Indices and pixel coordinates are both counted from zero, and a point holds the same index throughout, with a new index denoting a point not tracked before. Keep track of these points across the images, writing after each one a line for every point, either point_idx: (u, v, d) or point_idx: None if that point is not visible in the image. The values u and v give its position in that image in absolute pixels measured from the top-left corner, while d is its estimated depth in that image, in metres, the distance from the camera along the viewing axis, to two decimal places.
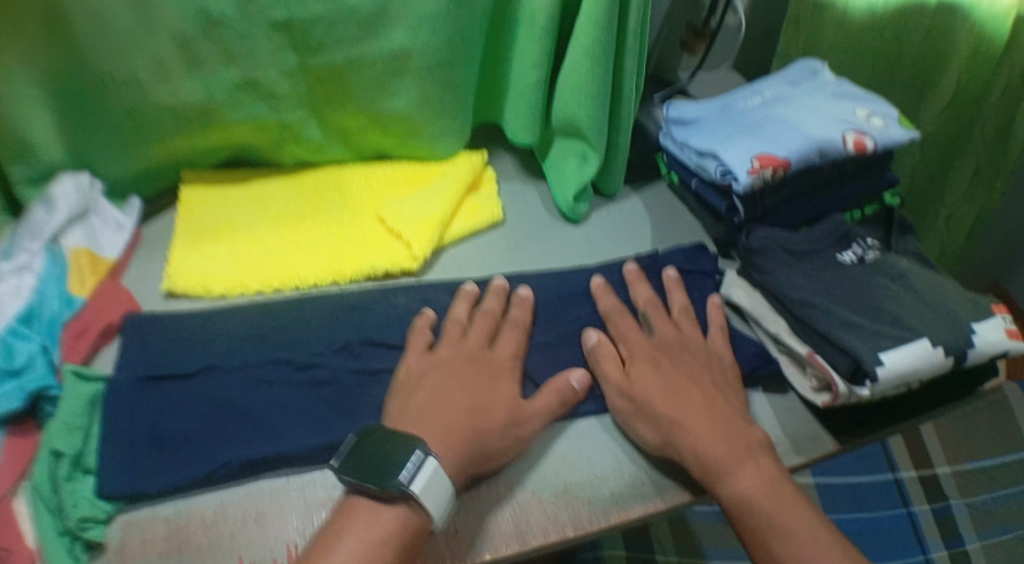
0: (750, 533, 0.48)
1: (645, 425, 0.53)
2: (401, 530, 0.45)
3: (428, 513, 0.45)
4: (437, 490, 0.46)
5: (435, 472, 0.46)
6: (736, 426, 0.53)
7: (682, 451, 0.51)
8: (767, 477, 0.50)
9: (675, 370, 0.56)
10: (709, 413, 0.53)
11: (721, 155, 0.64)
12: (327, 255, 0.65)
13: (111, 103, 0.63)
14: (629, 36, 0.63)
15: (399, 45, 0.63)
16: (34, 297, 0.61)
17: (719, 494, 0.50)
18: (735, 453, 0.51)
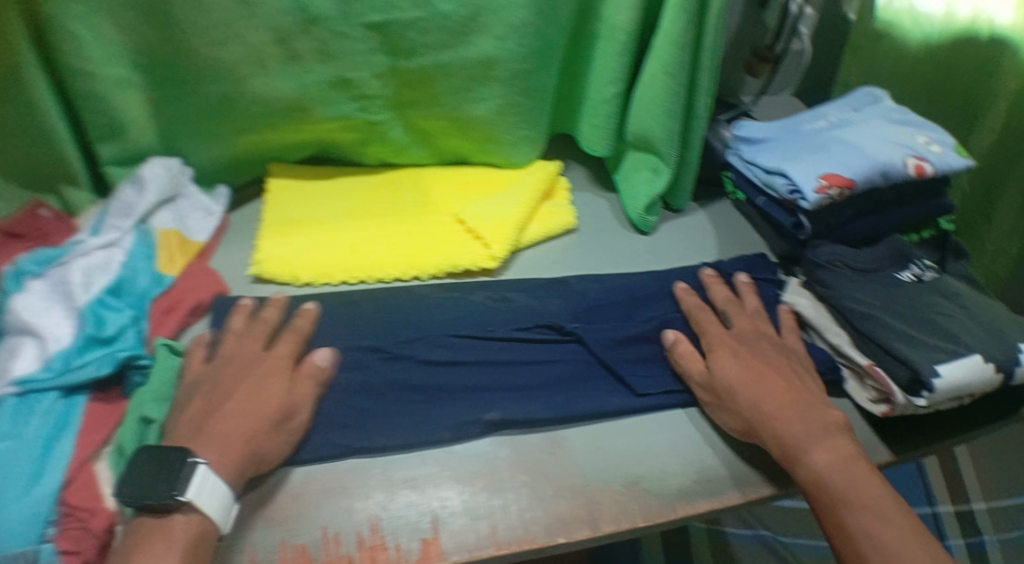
0: (825, 508, 0.51)
1: (732, 412, 0.57)
2: (184, 535, 0.47)
3: (207, 518, 0.48)
4: (211, 495, 0.49)
5: (206, 478, 0.49)
6: (814, 410, 0.55)
7: (760, 431, 0.55)
8: (842, 452, 0.52)
9: (753, 360, 0.59)
10: (789, 399, 0.56)
11: (789, 172, 0.66)
12: (409, 250, 0.69)
13: (209, 92, 0.67)
14: (704, 56, 0.67)
15: (486, 53, 0.66)
16: (123, 270, 0.66)
17: (796, 471, 0.52)
18: (809, 431, 0.53)
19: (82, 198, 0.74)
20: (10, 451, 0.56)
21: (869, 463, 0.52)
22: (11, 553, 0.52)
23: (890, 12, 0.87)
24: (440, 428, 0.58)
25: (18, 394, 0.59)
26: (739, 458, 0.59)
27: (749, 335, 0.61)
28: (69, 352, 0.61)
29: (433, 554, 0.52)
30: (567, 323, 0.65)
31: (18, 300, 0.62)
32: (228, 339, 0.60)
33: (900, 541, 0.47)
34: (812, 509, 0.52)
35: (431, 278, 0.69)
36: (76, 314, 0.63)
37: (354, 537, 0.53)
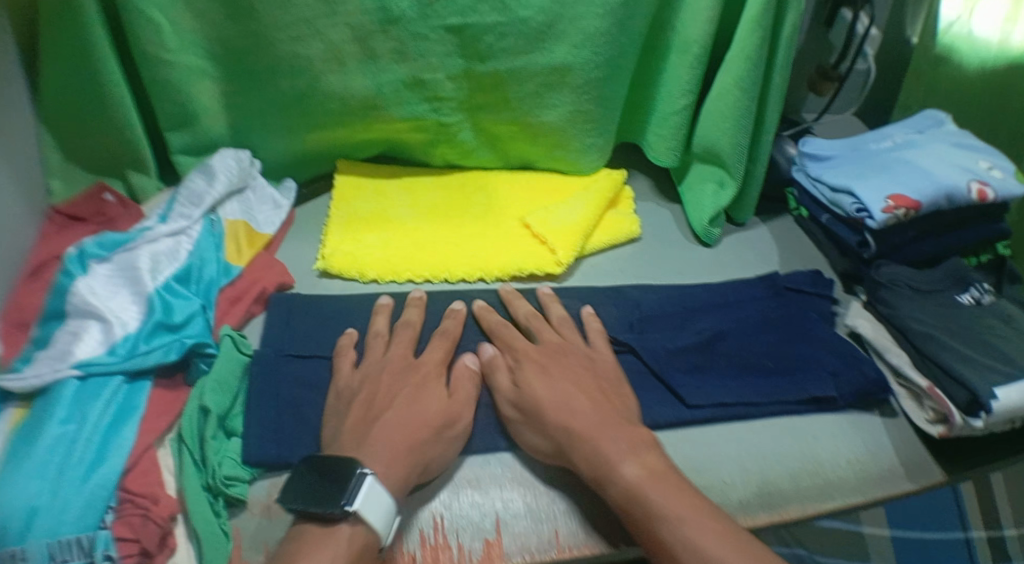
0: (636, 524, 0.51)
1: (580, 427, 0.54)
2: (348, 545, 0.48)
3: (371, 529, 0.49)
4: (378, 507, 0.49)
5: (375, 490, 0.49)
6: (622, 429, 0.55)
7: (570, 454, 0.54)
8: (650, 465, 0.52)
9: (554, 393, 0.57)
10: (593, 415, 0.55)
11: (858, 192, 0.67)
12: (475, 252, 0.69)
13: (284, 86, 0.68)
14: (776, 72, 0.68)
15: (560, 60, 0.66)
16: (193, 258, 0.66)
17: (608, 490, 0.52)
18: (620, 444, 0.53)
19: (146, 184, 0.74)
20: (72, 433, 0.56)
21: (675, 476, 0.52)
22: (69, 539, 0.51)
23: (948, 37, 0.87)
24: (499, 435, 0.59)
25: (80, 378, 0.58)
26: (800, 473, 0.59)
27: (550, 348, 0.60)
28: (135, 336, 0.61)
29: (494, 556, 0.53)
30: (618, 333, 0.64)
31: (83, 282, 0.62)
32: (299, 351, 0.62)
33: (698, 535, 0.48)
34: (632, 524, 0.51)
35: (496, 281, 0.69)
36: (142, 300, 0.63)
37: (418, 534, 0.54)
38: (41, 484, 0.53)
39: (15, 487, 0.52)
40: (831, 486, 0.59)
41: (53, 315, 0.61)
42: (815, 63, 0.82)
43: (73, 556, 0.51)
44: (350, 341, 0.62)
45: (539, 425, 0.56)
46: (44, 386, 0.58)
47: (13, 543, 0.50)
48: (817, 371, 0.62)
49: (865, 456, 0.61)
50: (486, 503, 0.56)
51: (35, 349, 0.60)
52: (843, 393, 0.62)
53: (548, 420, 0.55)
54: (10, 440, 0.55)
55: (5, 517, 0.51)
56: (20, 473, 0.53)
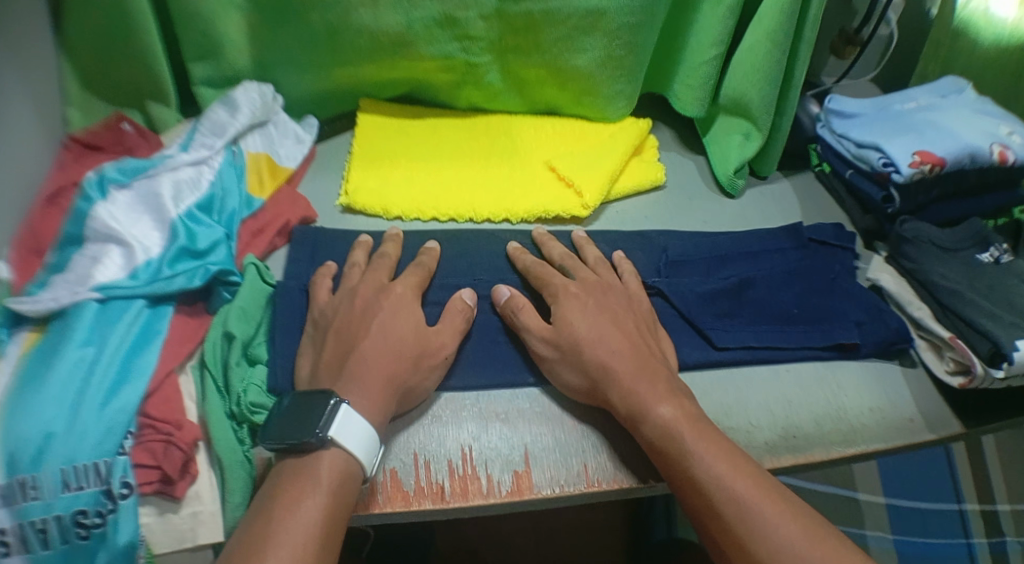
0: (666, 466, 0.51)
1: (618, 367, 0.54)
2: (332, 475, 0.48)
3: (352, 456, 0.49)
4: (358, 435, 0.50)
5: (350, 418, 0.50)
6: (658, 372, 0.55)
7: (608, 392, 0.54)
8: (685, 410, 0.52)
9: (592, 336, 0.56)
10: (631, 356, 0.55)
11: (886, 147, 0.68)
12: (501, 193, 0.69)
13: (314, 19, 0.67)
14: (808, 27, 0.68)
15: (595, 3, 0.66)
16: (215, 188, 0.66)
17: (642, 431, 0.52)
18: (655, 385, 0.53)
19: (166, 116, 0.74)
20: (91, 357, 0.54)
21: (709, 424, 0.52)
22: (86, 464, 0.50)
23: (966, 12, 0.88)
24: (525, 369, 0.60)
25: (101, 300, 0.57)
26: (824, 419, 0.60)
27: (591, 285, 0.60)
28: (157, 262, 0.60)
29: (524, 488, 0.54)
30: (648, 277, 0.66)
31: (102, 208, 0.60)
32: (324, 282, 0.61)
33: (729, 474, 0.48)
34: (661, 463, 0.51)
35: (521, 222, 0.70)
36: (165, 227, 0.62)
37: (446, 464, 0.55)
38: (58, 409, 0.51)
39: (31, 410, 0.50)
40: (856, 433, 0.60)
41: (71, 240, 0.60)
42: (838, 27, 0.82)
43: (89, 483, 0.50)
44: (368, 269, 0.61)
45: (574, 360, 0.55)
46: (61, 309, 0.56)
47: (26, 470, 0.48)
48: (842, 320, 0.65)
49: (886, 403, 0.62)
50: (515, 437, 0.56)
51: (51, 274, 0.58)
52: (867, 341, 0.64)
53: (582, 359, 0.55)
54: (20, 369, 0.53)
55: (18, 440, 0.49)
56: (36, 397, 0.50)
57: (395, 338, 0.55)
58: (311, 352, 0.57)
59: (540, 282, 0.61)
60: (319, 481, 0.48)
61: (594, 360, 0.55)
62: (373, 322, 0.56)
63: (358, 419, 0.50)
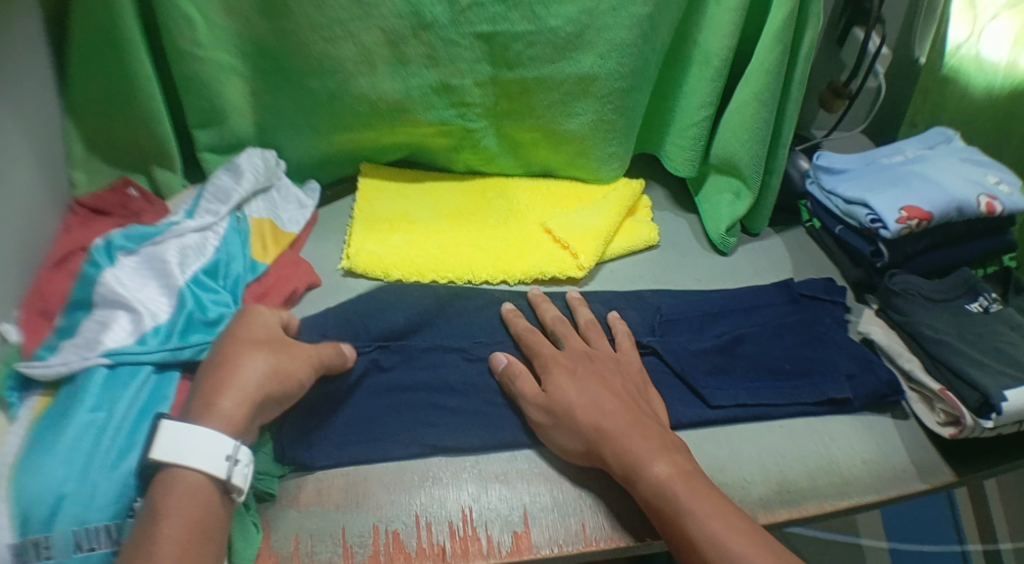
0: (662, 522, 0.52)
1: (609, 425, 0.55)
2: (200, 492, 0.47)
3: (201, 470, 0.47)
4: (170, 442, 0.47)
5: (186, 430, 0.47)
6: (653, 428, 0.56)
7: (602, 451, 0.55)
8: (680, 467, 0.53)
9: (583, 400, 0.57)
10: (624, 412, 0.57)
11: (872, 203, 0.70)
12: (498, 254, 0.71)
13: (315, 88, 0.70)
14: (794, 86, 0.71)
15: (586, 70, 0.68)
16: (220, 253, 0.68)
17: (639, 488, 0.53)
18: (649, 445, 0.54)
19: (171, 180, 0.76)
20: (102, 420, 0.56)
21: (707, 480, 0.53)
22: (97, 526, 0.51)
23: (955, 58, 0.88)
24: (521, 428, 0.61)
25: (109, 365, 0.59)
26: (818, 472, 0.62)
27: (578, 353, 0.62)
28: (167, 328, 0.62)
29: (523, 548, 0.55)
30: (642, 336, 0.67)
31: (110, 272, 0.63)
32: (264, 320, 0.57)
33: (723, 531, 0.49)
34: (657, 520, 0.52)
35: (518, 283, 0.71)
36: (172, 292, 0.64)
37: (447, 526, 0.56)
38: (68, 472, 0.52)
39: (40, 472, 0.52)
40: (848, 485, 0.61)
41: (78, 304, 0.62)
42: (827, 80, 0.86)
43: (99, 544, 0.51)
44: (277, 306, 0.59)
45: (569, 423, 0.57)
46: (71, 374, 0.58)
47: (38, 530, 0.50)
48: (834, 373, 0.66)
49: (878, 455, 0.64)
50: (515, 498, 0.58)
51: (60, 338, 0.60)
52: (858, 394, 0.65)
53: (572, 420, 0.57)
54: (31, 431, 0.55)
55: (30, 503, 0.50)
56: (45, 461, 0.52)
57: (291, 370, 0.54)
58: (209, 391, 0.50)
59: (530, 349, 0.63)
60: (183, 509, 0.46)
61: (586, 421, 0.56)
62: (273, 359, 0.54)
63: (181, 424, 0.48)
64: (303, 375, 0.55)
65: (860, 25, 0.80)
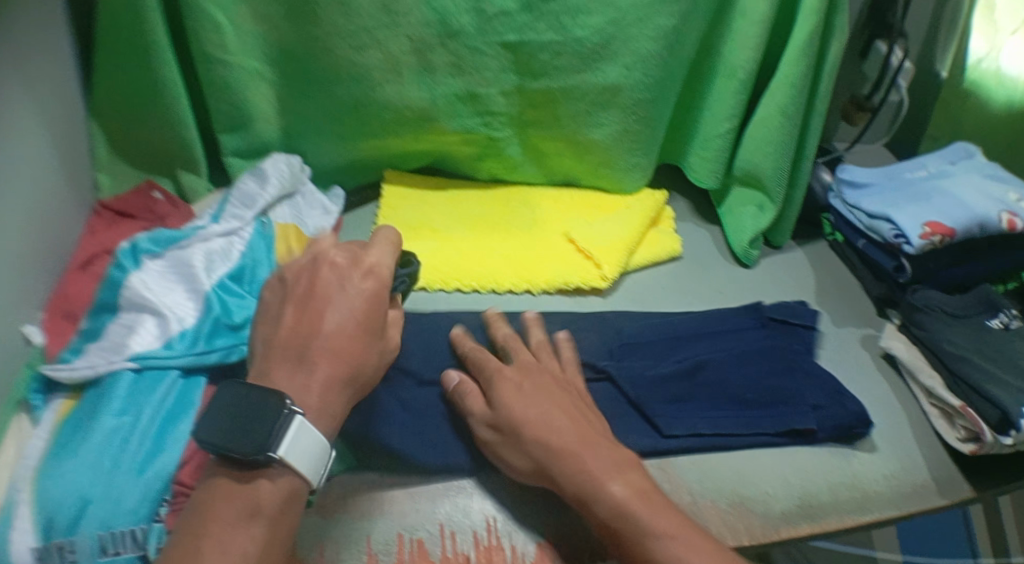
0: (624, 546, 0.50)
1: (558, 444, 0.53)
2: (278, 498, 0.45)
3: (297, 476, 0.46)
4: (307, 451, 0.46)
5: (306, 433, 0.46)
6: (603, 445, 0.54)
7: (555, 474, 0.53)
8: (637, 487, 0.51)
9: (537, 415, 0.55)
10: (576, 429, 0.54)
11: (896, 219, 0.70)
12: (522, 264, 0.71)
13: (341, 95, 0.70)
14: (818, 101, 0.71)
15: (612, 81, 0.69)
16: (245, 256, 0.68)
17: (596, 511, 0.51)
18: (603, 466, 0.52)
19: (195, 184, 0.76)
20: (128, 425, 0.56)
21: (666, 498, 0.51)
22: (123, 530, 0.51)
23: (977, 72, 0.88)
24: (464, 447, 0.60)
25: (135, 370, 0.59)
26: (840, 487, 0.62)
27: (527, 367, 0.59)
28: (193, 333, 0.62)
29: (548, 558, 0.55)
30: (598, 359, 0.65)
31: (137, 276, 0.63)
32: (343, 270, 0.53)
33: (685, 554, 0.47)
34: (616, 544, 0.50)
35: (542, 293, 0.71)
36: (198, 296, 0.64)
37: (471, 535, 0.56)
38: (93, 477, 0.52)
39: (64, 477, 0.52)
40: (869, 500, 0.62)
41: (104, 308, 0.63)
42: (849, 93, 0.86)
43: (126, 548, 0.51)
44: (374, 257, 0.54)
45: (518, 441, 0.54)
46: (97, 377, 0.59)
47: (62, 535, 0.50)
48: (800, 406, 0.63)
49: (899, 471, 0.64)
50: (539, 508, 0.58)
51: (84, 341, 0.61)
52: (824, 427, 0.63)
53: (527, 438, 0.54)
54: (54, 435, 0.55)
55: (55, 506, 0.51)
56: (69, 464, 0.53)
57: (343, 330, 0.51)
58: (269, 359, 0.50)
59: (476, 365, 0.60)
60: (278, 511, 0.45)
61: (533, 439, 0.54)
62: (328, 314, 0.50)
63: (308, 428, 0.46)
64: (373, 362, 0.51)
65: (883, 39, 0.80)
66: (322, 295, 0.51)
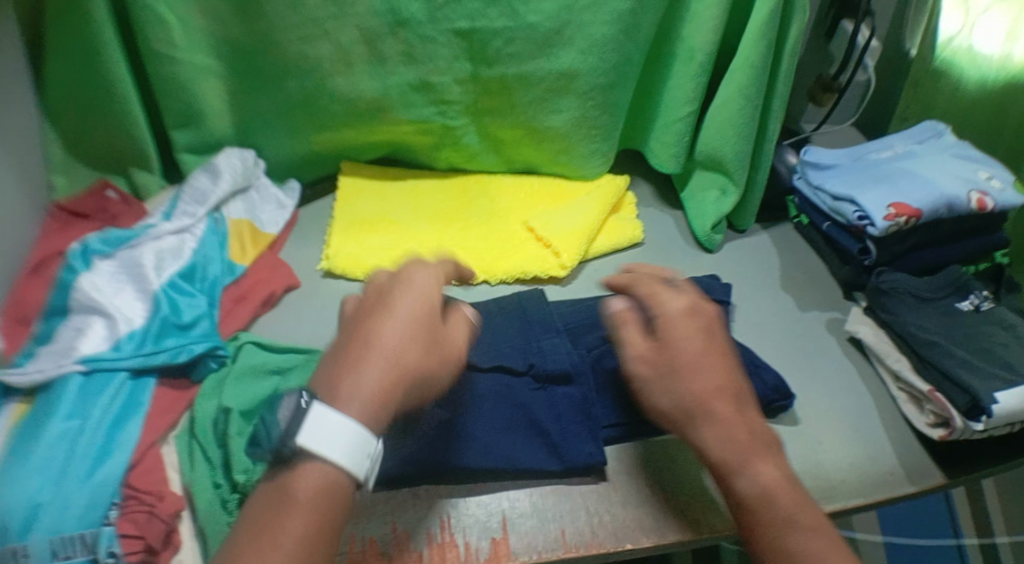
0: (761, 528, 0.45)
1: (724, 412, 0.48)
2: (325, 489, 0.40)
3: (339, 468, 0.41)
4: (336, 437, 0.41)
5: (326, 417, 0.41)
6: (757, 421, 0.49)
7: (700, 432, 0.49)
8: (784, 469, 0.48)
9: (703, 355, 0.50)
10: (725, 391, 0.49)
11: (859, 200, 0.69)
12: (479, 254, 0.70)
13: (292, 87, 0.68)
14: (779, 81, 0.69)
15: (567, 66, 0.67)
16: (196, 255, 0.67)
17: (736, 486, 0.47)
18: (752, 442, 0.48)
19: (149, 181, 0.75)
20: (76, 429, 0.55)
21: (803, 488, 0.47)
22: (71, 535, 0.50)
23: (948, 51, 0.85)
24: (516, 430, 0.59)
25: (84, 373, 0.58)
26: (804, 477, 0.61)
27: (705, 311, 0.52)
28: (141, 334, 0.61)
29: (501, 554, 0.54)
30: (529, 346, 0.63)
31: (86, 278, 0.62)
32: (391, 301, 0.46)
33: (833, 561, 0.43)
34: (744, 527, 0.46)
35: (499, 284, 0.70)
36: (147, 296, 0.63)
37: (424, 532, 0.55)
38: (44, 481, 0.52)
39: (14, 482, 0.51)
40: (835, 489, 0.60)
41: (55, 311, 0.61)
42: (816, 74, 0.84)
43: (76, 553, 0.50)
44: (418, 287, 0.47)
45: (680, 388, 0.49)
46: (45, 381, 0.57)
47: (15, 540, 0.49)
48: None
49: (866, 458, 0.63)
50: (494, 504, 0.57)
51: (38, 345, 0.60)
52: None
53: (686, 391, 0.49)
54: (10, 439, 0.54)
55: (6, 512, 0.50)
56: (20, 470, 0.52)
57: (412, 338, 0.45)
58: (341, 374, 0.43)
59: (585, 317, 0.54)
60: (314, 508, 0.39)
61: (691, 391, 0.49)
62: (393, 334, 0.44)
63: (330, 411, 0.41)
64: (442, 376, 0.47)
65: (849, 18, 0.78)
66: (376, 313, 0.45)
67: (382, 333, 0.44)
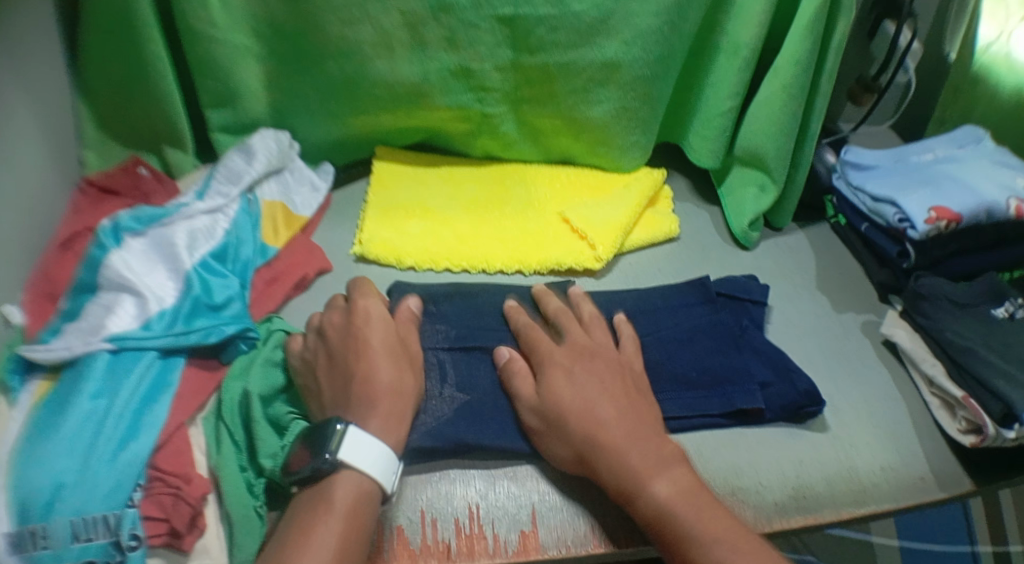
0: (676, 539, 0.48)
1: (607, 438, 0.51)
2: (355, 499, 0.49)
3: (368, 478, 0.50)
4: (369, 454, 0.50)
5: (362, 438, 0.50)
6: (647, 437, 0.52)
7: (596, 461, 0.51)
8: (680, 485, 0.50)
9: (592, 386, 0.54)
10: (617, 412, 0.53)
11: (901, 202, 0.68)
12: (514, 245, 0.69)
13: (331, 70, 0.68)
14: (824, 78, 0.68)
15: (610, 57, 0.66)
16: (229, 236, 0.66)
17: (636, 506, 0.50)
18: (648, 463, 0.51)
19: (182, 160, 0.74)
20: (103, 408, 0.54)
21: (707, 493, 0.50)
22: (95, 516, 0.49)
23: (986, 57, 0.85)
24: None
25: (113, 350, 0.56)
26: (838, 479, 0.60)
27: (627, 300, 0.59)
28: (172, 312, 0.60)
29: (530, 548, 0.54)
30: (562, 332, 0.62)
31: (117, 255, 0.61)
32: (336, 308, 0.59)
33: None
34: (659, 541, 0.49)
35: (533, 274, 0.69)
36: (180, 275, 0.62)
37: (452, 523, 0.54)
38: (70, 460, 0.51)
39: (46, 460, 0.50)
40: (866, 493, 0.60)
41: (85, 288, 0.60)
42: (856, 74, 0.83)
43: (98, 535, 0.49)
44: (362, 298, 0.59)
45: (561, 431, 0.53)
46: (74, 358, 0.56)
47: (36, 519, 0.48)
48: (747, 382, 0.61)
49: (897, 463, 0.62)
50: (523, 495, 0.56)
51: (63, 321, 0.58)
52: (771, 405, 0.61)
53: (570, 426, 0.53)
54: (31, 417, 0.53)
55: (29, 491, 0.49)
56: (46, 446, 0.51)
57: (380, 352, 0.55)
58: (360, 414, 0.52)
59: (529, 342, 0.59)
60: (349, 514, 0.48)
61: (578, 433, 0.52)
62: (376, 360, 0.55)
63: (363, 436, 0.50)
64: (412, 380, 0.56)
65: (891, 19, 0.78)
66: (353, 356, 0.55)
67: (377, 371, 0.54)
